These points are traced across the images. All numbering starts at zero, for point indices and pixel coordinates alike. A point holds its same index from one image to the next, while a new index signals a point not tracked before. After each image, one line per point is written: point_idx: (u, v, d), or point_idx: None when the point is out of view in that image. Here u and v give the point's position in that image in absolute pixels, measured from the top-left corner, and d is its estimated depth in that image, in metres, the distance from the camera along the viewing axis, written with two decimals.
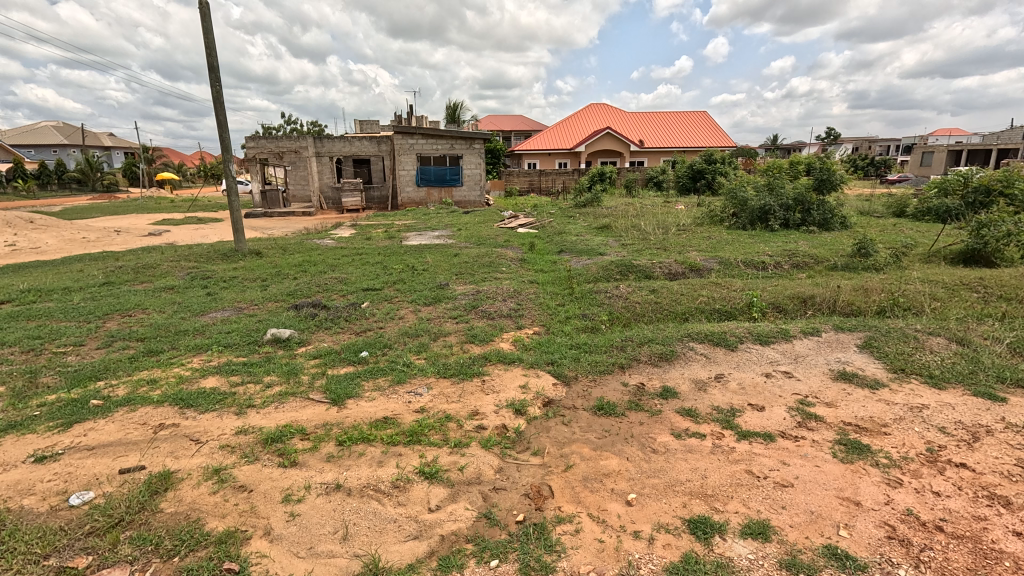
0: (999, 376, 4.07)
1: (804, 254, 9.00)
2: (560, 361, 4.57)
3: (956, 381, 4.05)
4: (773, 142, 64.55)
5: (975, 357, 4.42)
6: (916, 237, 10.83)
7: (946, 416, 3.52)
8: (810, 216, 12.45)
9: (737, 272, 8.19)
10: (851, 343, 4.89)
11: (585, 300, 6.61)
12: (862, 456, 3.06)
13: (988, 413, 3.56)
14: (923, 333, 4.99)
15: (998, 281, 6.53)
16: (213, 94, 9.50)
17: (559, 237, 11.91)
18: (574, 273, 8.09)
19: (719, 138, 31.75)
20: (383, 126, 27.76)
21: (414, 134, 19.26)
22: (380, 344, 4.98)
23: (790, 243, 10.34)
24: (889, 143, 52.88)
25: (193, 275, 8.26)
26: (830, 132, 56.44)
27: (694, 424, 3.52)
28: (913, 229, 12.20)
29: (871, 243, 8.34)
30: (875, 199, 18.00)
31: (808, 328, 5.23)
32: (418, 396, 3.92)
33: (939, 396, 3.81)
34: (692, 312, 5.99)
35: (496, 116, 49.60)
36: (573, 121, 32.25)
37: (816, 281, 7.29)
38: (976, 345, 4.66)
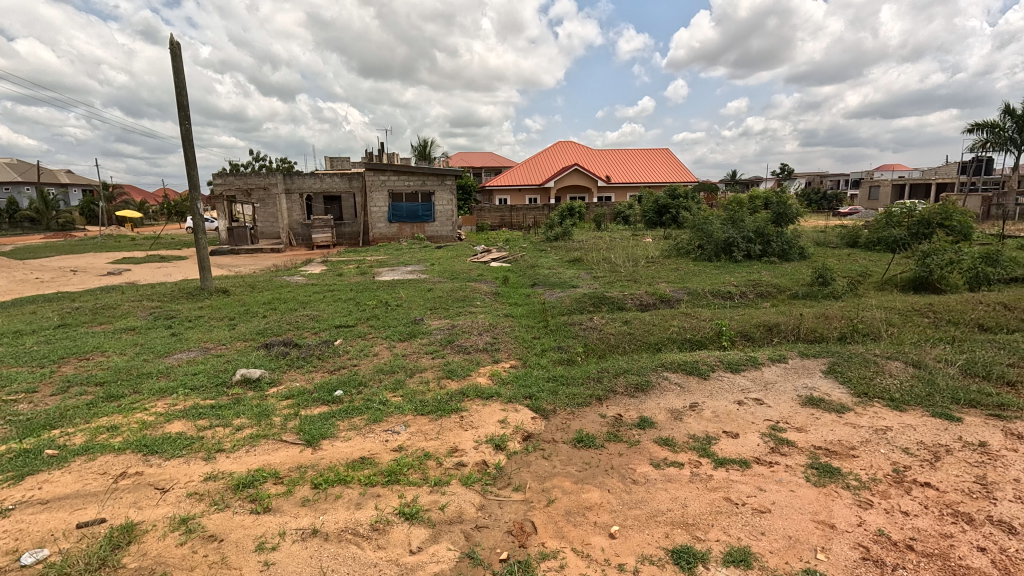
0: (953, 397, 4.29)
1: (767, 283, 9.38)
2: (538, 395, 4.58)
3: (915, 403, 4.24)
4: (733, 177, 67.88)
5: (931, 379, 4.65)
6: (869, 266, 11.44)
7: (909, 437, 3.67)
8: (771, 247, 13.02)
9: (706, 302, 8.47)
10: (816, 368, 5.08)
11: (560, 332, 6.68)
12: (833, 479, 3.15)
13: (946, 432, 3.73)
14: (882, 358, 5.22)
15: (946, 306, 6.95)
16: (182, 134, 9.45)
17: (531, 270, 12.08)
18: (548, 306, 8.20)
19: (682, 174, 33.27)
20: (354, 163, 27.92)
21: (385, 171, 19.45)
22: (354, 382, 4.88)
23: (753, 273, 10.77)
24: (839, 178, 56.14)
25: (156, 315, 7.98)
26: (784, 167, 59.72)
27: (672, 453, 3.57)
28: (866, 258, 12.93)
29: (827, 272, 8.81)
30: (828, 230, 18.96)
31: (775, 355, 5.41)
32: (395, 435, 3.86)
33: (900, 418, 3.98)
34: (664, 342, 6.13)
35: (467, 154, 50.94)
36: (543, 158, 33.17)
37: (780, 309, 7.62)
38: (931, 367, 4.91)
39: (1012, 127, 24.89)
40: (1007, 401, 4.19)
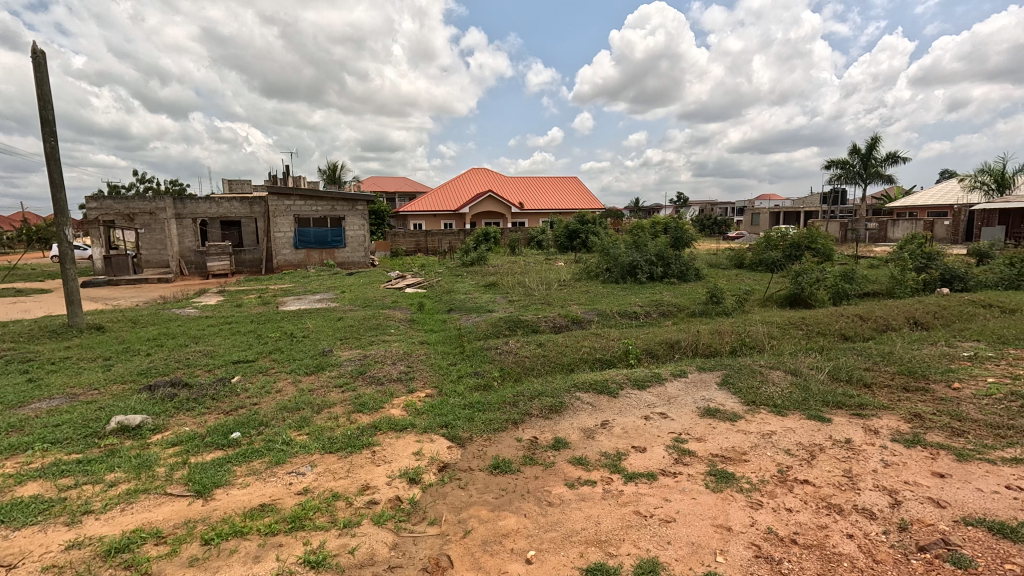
0: (824, 400, 4.84)
1: (668, 303, 10.09)
2: (454, 423, 4.51)
3: (794, 407, 4.72)
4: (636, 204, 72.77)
5: (806, 385, 5.22)
6: (753, 285, 12.70)
7: (790, 439, 4.07)
8: (670, 269, 14.05)
9: (614, 322, 8.91)
10: (711, 381, 5.50)
11: (476, 358, 6.67)
12: (728, 484, 3.40)
13: (820, 432, 4.19)
14: (766, 368, 5.78)
15: (815, 319, 7.88)
16: (46, 152, 8.38)
17: (447, 296, 12.02)
18: (464, 331, 8.18)
19: (590, 201, 35.09)
20: (255, 186, 26.34)
21: (291, 195, 18.54)
22: (253, 422, 4.51)
23: (656, 294, 11.53)
24: (726, 207, 62.21)
25: (8, 358, 6.86)
26: (679, 196, 65.13)
27: (585, 471, 3.67)
28: (750, 278, 14.36)
29: (719, 291, 9.66)
30: (719, 253, 20.87)
31: (676, 370, 5.80)
32: (301, 476, 3.60)
33: (783, 423, 4.41)
34: (577, 363, 6.33)
35: (380, 179, 50.09)
36: (457, 184, 33.45)
37: (679, 326, 8.21)
38: (805, 374, 5.52)
39: (858, 162, 29.09)
40: (865, 401, 4.81)
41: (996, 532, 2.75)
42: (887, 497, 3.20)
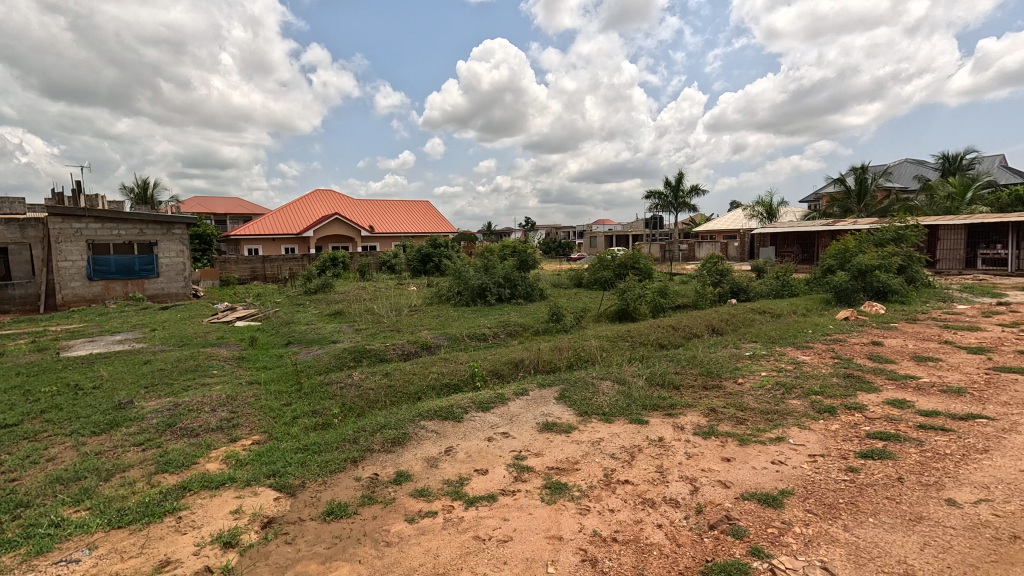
0: (644, 404, 5.46)
1: (515, 323, 10.56)
2: (284, 471, 4.09)
3: (619, 414, 5.24)
4: (488, 228, 75.45)
5: (629, 392, 5.84)
6: (589, 302, 13.94)
7: (615, 444, 4.49)
8: (517, 290, 14.76)
9: (463, 345, 9.02)
10: (550, 396, 5.84)
11: (314, 394, 6.18)
12: (561, 494, 3.62)
13: (639, 434, 4.71)
14: (597, 379, 6.34)
15: (638, 331, 8.91)
16: None
17: (286, 328, 11.05)
18: (303, 366, 7.56)
19: (443, 225, 35.47)
20: (31, 205, 21.47)
21: (82, 217, 15.48)
22: (6, 506, 3.55)
23: (504, 315, 11.99)
24: (568, 230, 67.74)
25: None
26: (527, 220, 69.27)
27: (427, 503, 3.60)
28: (587, 296, 15.76)
29: (559, 310, 10.41)
30: (562, 273, 22.56)
31: (519, 389, 6.05)
32: (73, 564, 2.93)
33: (610, 429, 4.86)
34: (423, 390, 6.24)
35: (206, 199, 44.52)
36: (299, 206, 31.23)
37: (524, 345, 8.62)
38: (629, 382, 6.17)
39: (670, 193, 34.03)
40: (674, 401, 5.53)
41: (763, 502, 3.34)
42: (689, 485, 3.69)
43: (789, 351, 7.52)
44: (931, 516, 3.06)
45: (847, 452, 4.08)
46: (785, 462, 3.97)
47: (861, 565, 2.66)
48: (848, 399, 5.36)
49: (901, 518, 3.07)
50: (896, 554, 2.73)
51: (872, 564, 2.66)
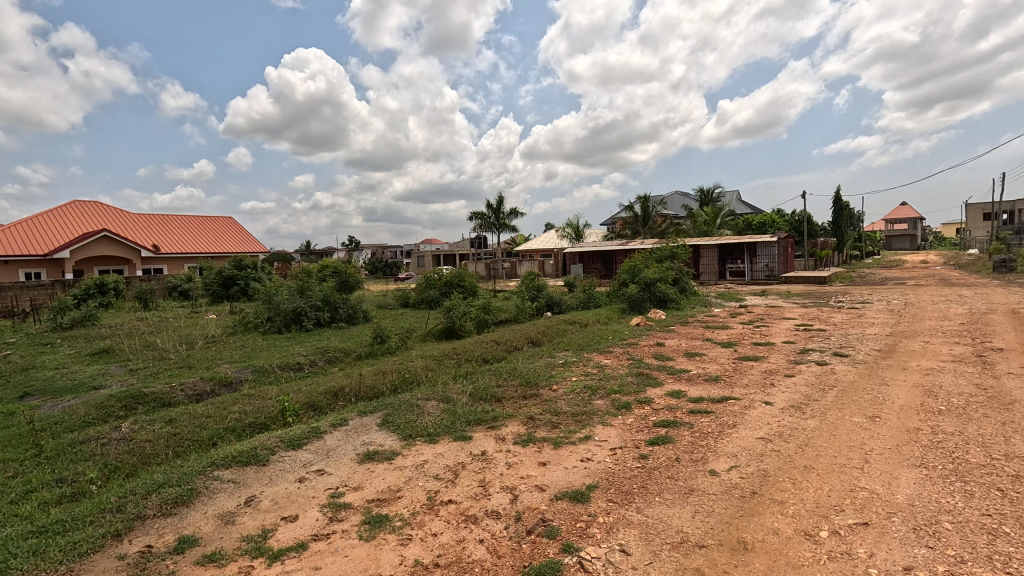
0: (468, 420, 5.52)
1: (334, 349, 9.86)
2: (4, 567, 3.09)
3: (444, 433, 5.19)
4: (306, 247, 69.93)
5: (454, 409, 5.85)
6: (416, 322, 13.78)
7: (438, 464, 4.42)
8: (338, 313, 13.88)
9: (273, 377, 8.07)
10: (372, 423, 5.54)
11: (62, 457, 4.85)
12: (381, 528, 3.41)
13: (463, 451, 4.73)
14: (422, 400, 6.22)
15: (463, 348, 9.06)
16: None
17: (21, 375, 8.56)
18: (45, 422, 5.90)
19: (250, 244, 31.75)
20: None
21: None
22: None
23: (323, 340, 11.13)
24: (395, 250, 66.52)
25: None
26: (350, 240, 66.12)
27: (219, 568, 3.05)
28: (414, 316, 15.57)
29: (383, 331, 10.06)
30: (388, 293, 21.96)
31: (337, 420, 5.61)
32: None
33: (434, 450, 4.78)
34: (220, 435, 5.38)
35: None
36: (47, 220, 24.85)
37: (344, 372, 8.07)
38: (453, 400, 6.19)
39: (491, 214, 35.89)
40: (496, 413, 5.71)
41: (574, 499, 3.61)
42: (509, 494, 3.80)
43: (594, 357, 8.43)
44: (699, 487, 3.66)
45: (640, 441, 4.67)
46: (592, 458, 4.38)
47: (650, 541, 3.03)
48: (640, 394, 6.18)
49: (678, 492, 3.60)
50: (676, 525, 3.18)
51: (658, 538, 3.04)
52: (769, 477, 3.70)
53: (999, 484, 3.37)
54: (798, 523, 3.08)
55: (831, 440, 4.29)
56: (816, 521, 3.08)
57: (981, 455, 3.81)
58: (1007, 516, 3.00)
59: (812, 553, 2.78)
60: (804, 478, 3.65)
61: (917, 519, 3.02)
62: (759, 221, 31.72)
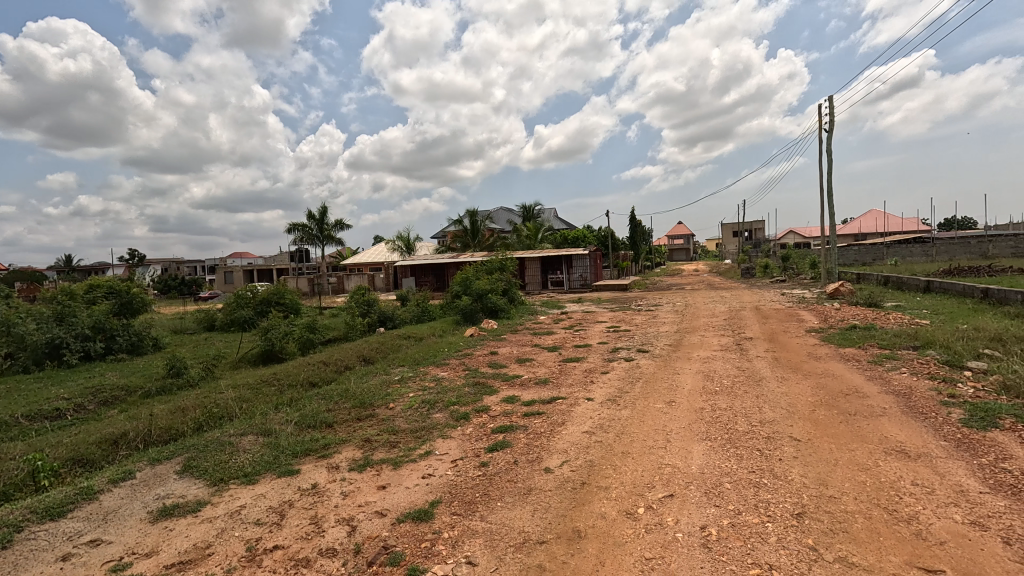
0: (294, 452, 4.98)
1: (112, 387, 8.05)
2: None
3: (265, 470, 4.59)
4: (68, 263, 56.26)
5: (276, 442, 5.22)
6: (224, 348, 12.04)
7: (259, 508, 3.88)
8: (116, 342, 11.41)
9: (17, 431, 6.23)
10: (169, 472, 4.63)
11: None
12: None
13: (289, 487, 4.24)
14: (236, 437, 5.42)
15: (285, 373, 8.18)
16: None
17: None
18: None
19: None
20: None
21: None
22: None
23: (94, 377, 9.02)
24: (195, 265, 57.53)
25: None
26: (133, 253, 55.24)
27: None
28: (222, 341, 13.61)
29: (181, 361, 8.57)
30: (186, 316, 18.80)
31: (119, 474, 4.57)
32: None
33: (253, 491, 4.19)
34: None
35: None
36: None
37: (127, 414, 6.63)
38: (276, 432, 5.52)
39: (314, 226, 33.43)
40: (328, 440, 5.26)
41: (417, 519, 3.49)
42: (346, 526, 3.52)
43: (431, 370, 8.36)
44: (537, 485, 3.85)
45: (479, 450, 4.75)
46: (433, 473, 4.30)
47: (495, 547, 3.08)
48: (477, 403, 6.31)
49: (518, 494, 3.74)
50: (517, 526, 3.29)
51: (502, 542, 3.11)
52: (595, 467, 4.07)
53: (758, 445, 4.24)
54: (621, 504, 3.44)
55: (641, 426, 4.92)
56: (634, 500, 3.48)
57: (745, 424, 4.76)
58: (764, 470, 3.78)
59: (633, 529, 3.13)
60: (623, 463, 4.11)
61: (707, 484, 3.62)
62: (573, 236, 35.30)
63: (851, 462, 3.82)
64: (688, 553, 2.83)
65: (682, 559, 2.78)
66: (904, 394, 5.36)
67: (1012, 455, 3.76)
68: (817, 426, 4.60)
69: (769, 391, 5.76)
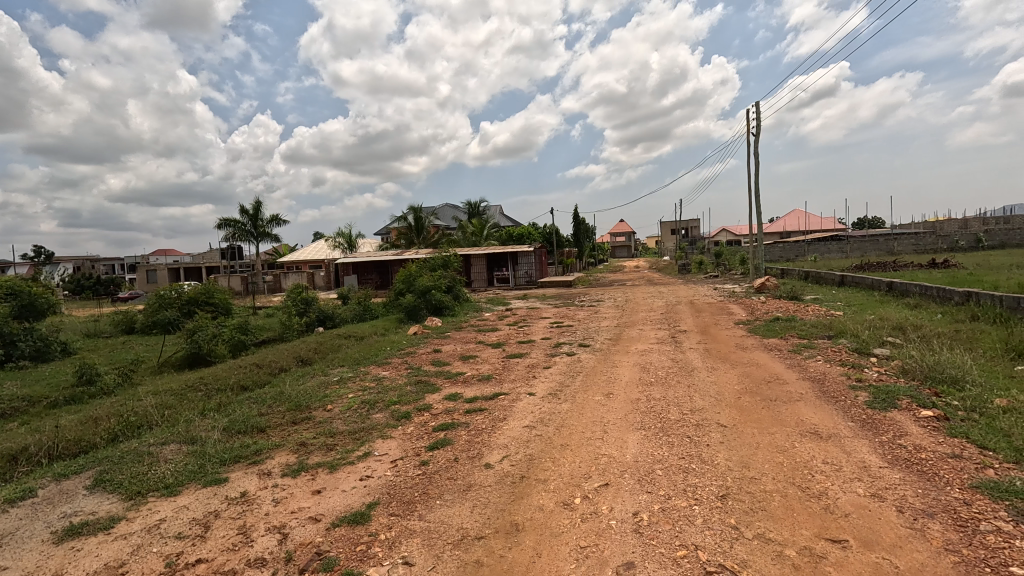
0: (222, 459, 4.71)
1: (11, 398, 7.29)
2: None
3: (189, 481, 4.31)
4: None
5: (202, 450, 4.91)
6: (145, 352, 11.20)
7: (181, 521, 3.64)
8: (17, 349, 10.33)
9: None
10: (78, 488, 4.26)
11: None
12: None
13: (215, 497, 4.00)
14: (156, 446, 5.06)
15: (214, 378, 7.72)
16: None
17: None
18: None
19: None
20: None
21: None
22: None
23: None
24: (112, 262, 53.09)
25: None
26: (39, 250, 50.20)
27: None
28: (142, 345, 12.65)
29: (92, 367, 7.88)
30: (101, 318, 17.31)
31: (18, 493, 4.15)
32: None
33: (175, 503, 3.93)
34: None
35: None
36: None
37: (30, 427, 6.04)
38: (201, 439, 5.20)
39: (247, 221, 31.69)
40: (260, 446, 5.02)
41: (353, 522, 3.40)
42: (277, 535, 3.37)
43: (372, 370, 8.16)
44: (476, 481, 3.86)
45: (420, 448, 4.70)
46: (372, 475, 4.20)
47: (432, 545, 3.05)
48: (419, 402, 6.22)
49: (458, 491, 3.73)
50: (456, 523, 3.28)
51: (440, 540, 3.10)
52: (534, 460, 4.13)
53: (688, 432, 4.46)
54: (558, 496, 3.51)
55: (580, 418, 5.04)
56: (571, 491, 3.56)
57: (676, 412, 4.99)
58: (693, 456, 3.98)
59: (569, 519, 3.20)
60: (561, 455, 4.19)
61: (640, 471, 3.77)
62: (519, 233, 35.52)
63: (770, 445, 4.10)
64: (621, 538, 2.94)
65: (614, 545, 2.88)
66: (819, 380, 5.80)
67: (907, 432, 4.17)
68: (742, 412, 4.90)
69: (700, 381, 6.07)
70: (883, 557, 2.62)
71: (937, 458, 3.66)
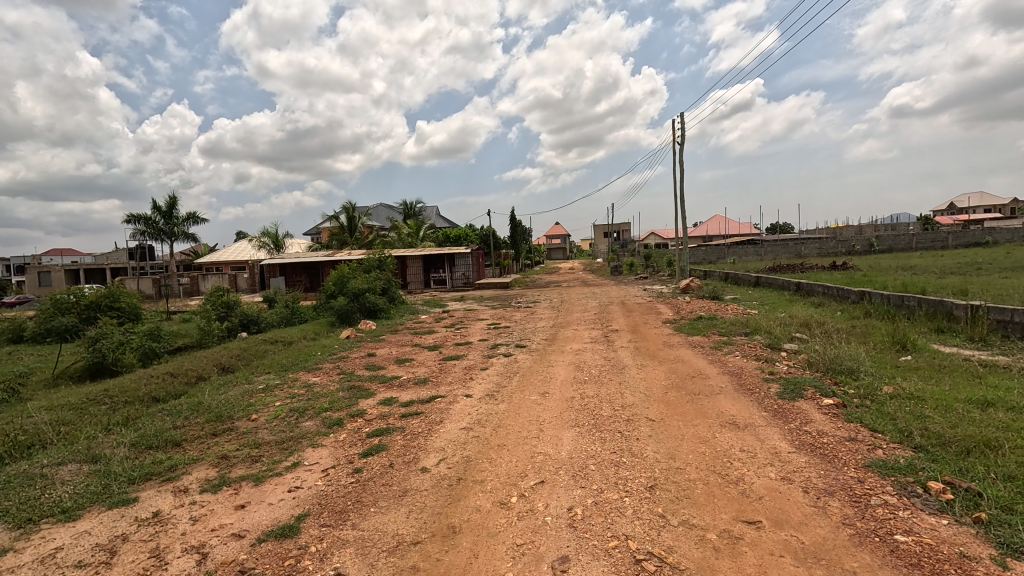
0: (130, 478, 4.33)
1: None
2: None
3: (91, 503, 3.92)
4: None
5: (106, 469, 4.48)
6: (36, 364, 10.07)
7: (82, 547, 3.30)
8: None
9: None
10: None
11: None
12: None
13: (122, 520, 3.67)
14: (50, 467, 4.56)
15: (120, 389, 7.07)
16: None
17: None
18: None
19: None
20: None
21: None
22: None
23: None
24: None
25: None
26: None
27: None
28: (32, 355, 11.33)
29: None
30: None
31: None
32: None
33: (74, 529, 3.56)
34: None
35: None
36: None
37: None
38: (105, 457, 4.75)
39: (159, 219, 29.28)
40: (175, 461, 4.67)
41: (280, 536, 3.24)
42: (194, 555, 3.15)
43: (301, 376, 7.81)
44: (412, 486, 3.80)
45: (353, 456, 4.55)
46: (301, 486, 4.03)
47: (367, 554, 2.97)
48: (352, 408, 6.03)
49: (393, 497, 3.66)
50: (391, 530, 3.21)
51: (374, 548, 3.02)
52: (471, 462, 4.13)
53: (620, 428, 4.63)
54: (495, 496, 3.54)
55: (517, 418, 5.10)
56: (508, 490, 3.60)
57: (608, 409, 5.18)
58: (623, 450, 4.14)
59: (505, 518, 3.24)
60: (498, 455, 4.23)
61: (574, 467, 3.88)
62: (455, 235, 35.35)
63: (695, 436, 4.34)
64: (556, 534, 3.01)
65: (550, 541, 2.94)
66: (737, 374, 6.24)
67: (812, 419, 4.58)
68: (669, 406, 5.16)
69: (630, 378, 6.34)
70: (791, 534, 2.85)
71: (836, 442, 4.05)
